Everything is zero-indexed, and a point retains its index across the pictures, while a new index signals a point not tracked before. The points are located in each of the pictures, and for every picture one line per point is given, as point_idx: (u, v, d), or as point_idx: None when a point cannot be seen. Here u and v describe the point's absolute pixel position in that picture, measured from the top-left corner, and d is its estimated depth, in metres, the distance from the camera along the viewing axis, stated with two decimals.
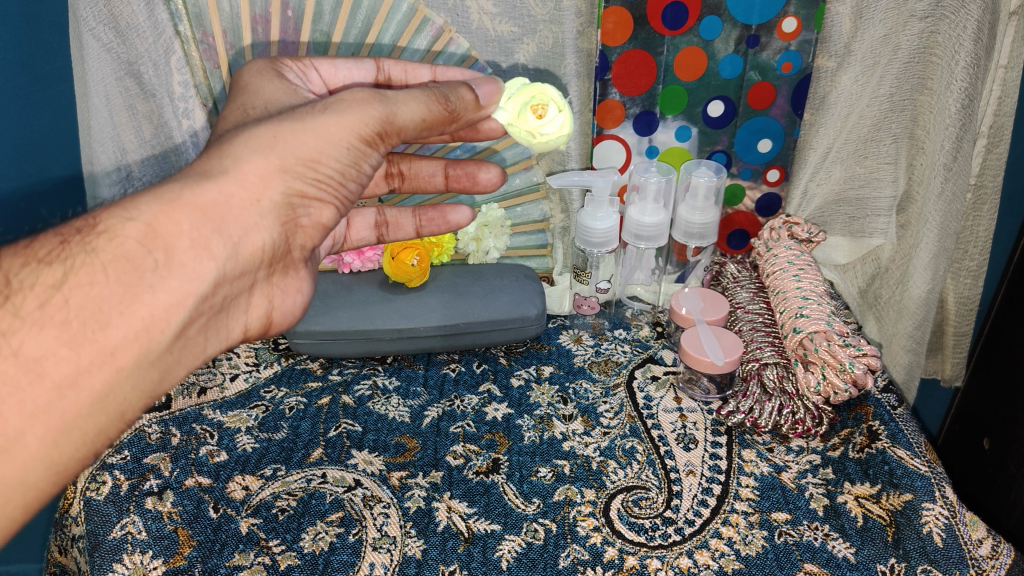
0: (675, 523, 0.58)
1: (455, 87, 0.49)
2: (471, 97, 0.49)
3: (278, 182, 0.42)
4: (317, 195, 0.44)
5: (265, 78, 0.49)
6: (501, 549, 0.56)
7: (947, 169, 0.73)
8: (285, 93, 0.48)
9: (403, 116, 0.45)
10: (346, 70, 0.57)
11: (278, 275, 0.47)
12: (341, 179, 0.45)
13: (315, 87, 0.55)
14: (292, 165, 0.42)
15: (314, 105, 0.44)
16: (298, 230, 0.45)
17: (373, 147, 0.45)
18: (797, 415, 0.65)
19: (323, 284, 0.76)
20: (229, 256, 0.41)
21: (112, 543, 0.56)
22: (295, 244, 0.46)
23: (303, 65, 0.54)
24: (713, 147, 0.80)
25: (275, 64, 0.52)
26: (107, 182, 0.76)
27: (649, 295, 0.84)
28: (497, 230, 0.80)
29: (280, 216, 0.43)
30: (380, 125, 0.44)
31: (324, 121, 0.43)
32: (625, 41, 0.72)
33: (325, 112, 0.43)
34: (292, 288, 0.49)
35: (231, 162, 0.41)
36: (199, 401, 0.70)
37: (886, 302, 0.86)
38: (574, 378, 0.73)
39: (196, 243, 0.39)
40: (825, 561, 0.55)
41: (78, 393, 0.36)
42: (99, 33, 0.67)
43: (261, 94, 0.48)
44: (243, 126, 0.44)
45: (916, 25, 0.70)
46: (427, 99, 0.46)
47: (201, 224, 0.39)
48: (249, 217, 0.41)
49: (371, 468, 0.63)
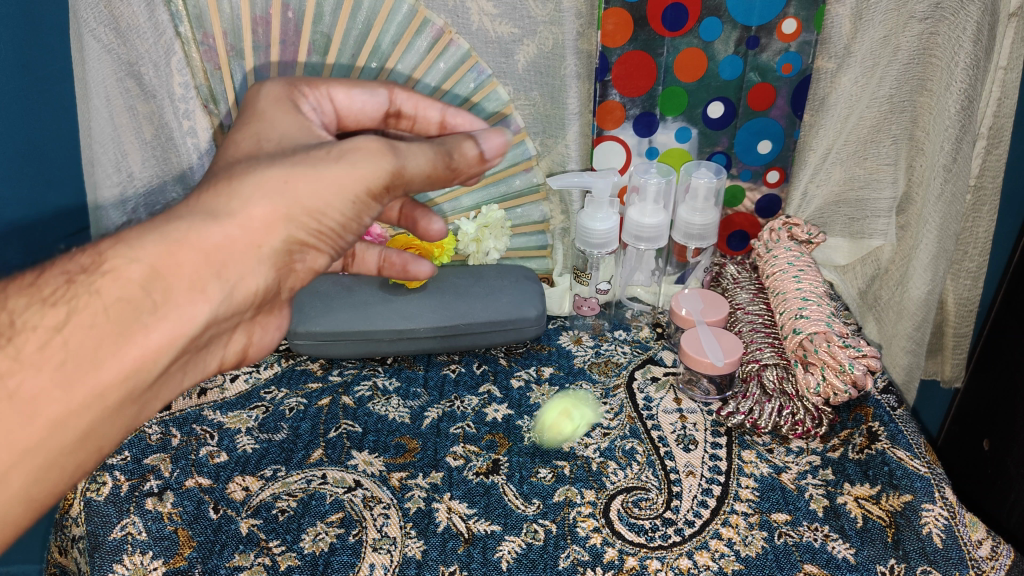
0: (675, 523, 0.58)
1: (462, 141, 0.47)
2: (475, 153, 0.47)
3: (282, 230, 0.41)
4: (316, 244, 0.44)
5: (282, 113, 0.46)
6: (501, 550, 0.56)
7: (947, 170, 0.73)
8: (300, 131, 0.45)
9: (412, 170, 0.44)
10: (361, 102, 0.50)
11: (261, 314, 0.48)
12: (340, 230, 0.45)
13: (326, 118, 0.49)
14: (298, 214, 0.41)
15: (329, 147, 0.42)
16: (291, 272, 0.45)
17: (378, 200, 0.45)
18: (797, 416, 0.65)
19: (323, 285, 0.75)
20: (224, 299, 0.40)
21: (112, 544, 0.56)
22: (284, 287, 0.46)
23: (318, 95, 0.48)
24: (713, 149, 0.80)
25: (294, 94, 0.47)
26: (107, 185, 0.75)
27: (650, 296, 0.83)
28: (498, 231, 0.80)
29: (277, 261, 0.43)
30: (389, 178, 0.44)
31: (337, 171, 0.42)
32: (624, 43, 0.72)
33: (339, 160, 0.42)
34: (272, 325, 0.50)
35: (238, 205, 0.40)
36: (199, 402, 0.70)
37: (886, 303, 0.86)
38: (574, 379, 0.73)
39: (195, 285, 0.39)
40: (824, 561, 0.55)
41: (67, 430, 0.36)
42: (99, 34, 0.66)
43: (277, 125, 0.45)
44: (257, 159, 0.42)
45: (915, 26, 0.70)
46: (434, 155, 0.45)
47: (204, 268, 0.39)
48: (248, 262, 0.41)
49: (371, 469, 0.63)
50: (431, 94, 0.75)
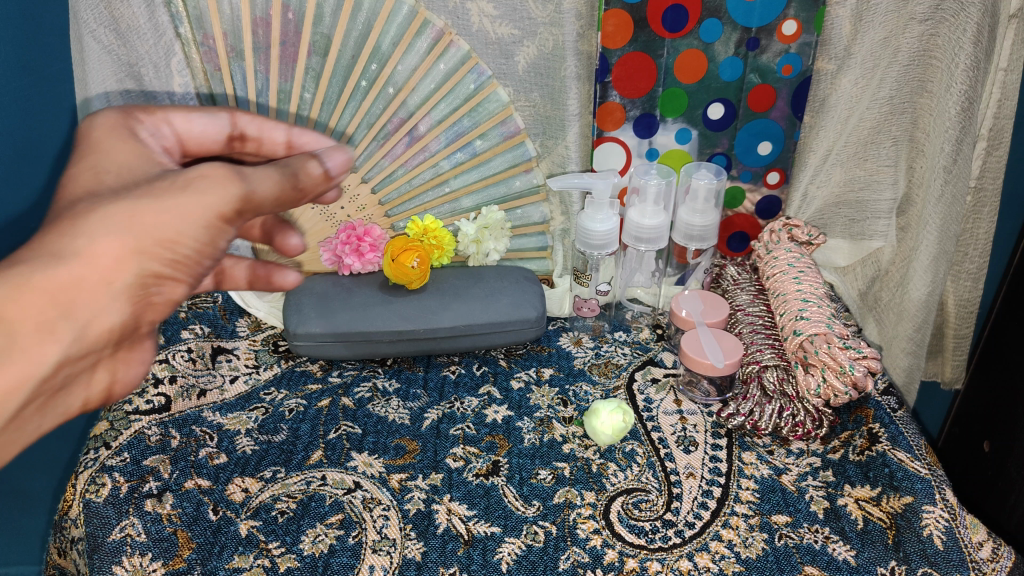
0: (675, 525, 0.58)
1: (306, 159, 0.41)
2: (321, 171, 0.40)
3: (134, 264, 0.35)
4: (176, 275, 0.37)
5: (116, 142, 0.40)
6: (501, 552, 0.56)
7: (947, 171, 0.73)
8: (139, 160, 0.39)
9: (261, 194, 0.38)
10: (202, 125, 0.44)
11: (125, 349, 0.39)
12: (199, 258, 0.38)
13: (166, 146, 0.43)
14: (148, 246, 0.35)
15: (173, 176, 0.37)
16: (153, 308, 0.38)
17: (231, 226, 0.38)
18: (797, 418, 0.65)
19: (322, 286, 0.76)
20: (76, 338, 0.35)
21: (111, 545, 0.56)
22: (145, 321, 0.38)
23: (154, 119, 0.42)
24: (713, 151, 0.80)
25: (125, 120, 0.41)
26: None
27: (650, 298, 0.83)
28: (497, 232, 0.80)
29: (134, 297, 0.36)
30: (239, 205, 0.37)
31: (181, 200, 0.36)
32: (625, 45, 0.72)
33: (182, 187, 0.36)
34: (137, 361, 0.40)
35: (84, 243, 0.34)
36: (199, 404, 0.69)
37: (886, 305, 0.85)
38: (574, 380, 0.73)
39: (42, 327, 0.33)
40: (825, 563, 0.55)
41: None
42: (99, 35, 0.67)
43: (113, 157, 0.39)
44: (100, 193, 0.36)
45: (915, 28, 0.71)
46: (281, 175, 0.39)
47: (48, 308, 0.33)
48: (100, 300, 0.35)
49: (370, 471, 0.63)
50: (431, 95, 0.75)
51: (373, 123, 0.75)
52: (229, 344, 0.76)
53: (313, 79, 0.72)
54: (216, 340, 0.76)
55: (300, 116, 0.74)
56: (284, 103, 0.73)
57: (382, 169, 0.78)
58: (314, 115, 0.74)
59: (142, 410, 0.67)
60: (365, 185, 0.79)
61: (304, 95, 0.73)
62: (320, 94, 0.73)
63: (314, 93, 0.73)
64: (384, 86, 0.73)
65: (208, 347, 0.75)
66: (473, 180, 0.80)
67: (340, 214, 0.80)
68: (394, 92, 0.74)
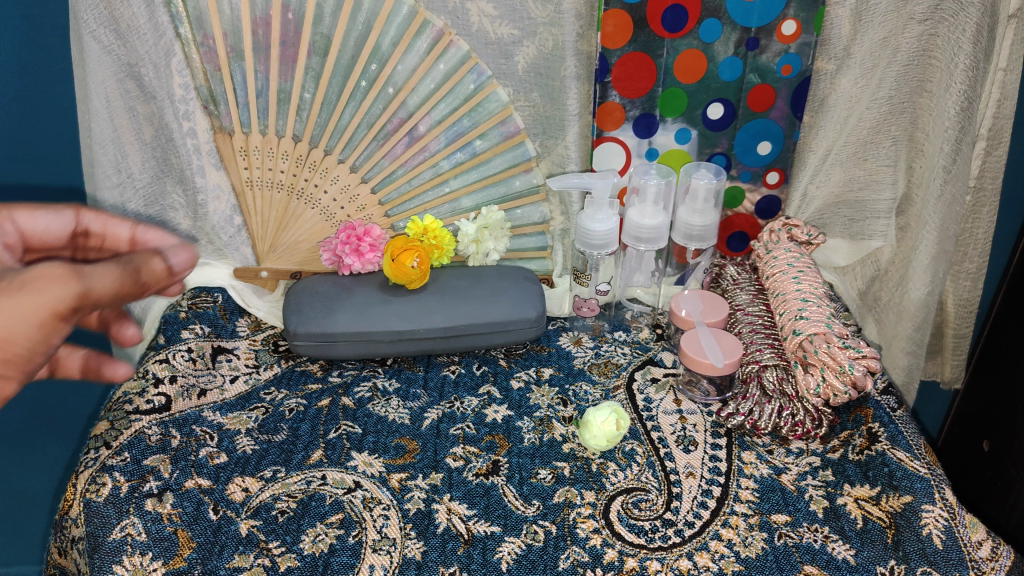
0: (675, 524, 0.58)
1: (150, 256, 0.42)
2: (163, 267, 0.42)
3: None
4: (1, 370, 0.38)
5: None
6: (501, 551, 0.56)
7: (946, 171, 0.73)
8: None
9: (99, 292, 0.39)
10: (44, 222, 0.46)
11: None
12: (27, 356, 0.38)
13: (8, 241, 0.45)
14: None
15: (8, 277, 0.38)
16: None
17: (68, 322, 0.39)
18: (797, 417, 0.65)
19: (323, 286, 0.76)
20: None
21: (111, 545, 0.56)
22: None
23: None
24: (712, 151, 0.80)
25: None
26: (108, 184, 0.74)
27: (650, 297, 0.83)
28: (497, 232, 0.80)
29: None
30: (76, 302, 0.38)
31: (9, 300, 0.37)
32: (625, 44, 0.72)
33: (18, 288, 0.37)
34: None
35: None
36: (199, 403, 0.69)
37: (886, 304, 0.85)
38: (573, 380, 0.73)
39: None
40: (824, 562, 0.55)
41: None
42: (99, 35, 0.67)
43: None
44: None
45: (914, 27, 0.71)
46: (124, 272, 0.40)
47: None
48: None
49: (370, 470, 0.63)
50: (431, 96, 0.75)
51: (373, 123, 0.75)
52: (229, 344, 0.76)
53: (313, 79, 0.72)
54: (216, 340, 0.76)
55: (300, 116, 0.74)
56: (284, 103, 0.73)
57: (382, 169, 0.78)
58: (314, 115, 0.74)
59: (142, 410, 0.67)
60: (365, 185, 0.79)
61: (304, 95, 0.73)
62: (319, 94, 0.73)
63: (314, 94, 0.73)
64: (384, 86, 0.73)
65: (208, 347, 0.75)
66: (473, 180, 0.80)
67: (340, 215, 0.80)
68: (393, 92, 0.74)
